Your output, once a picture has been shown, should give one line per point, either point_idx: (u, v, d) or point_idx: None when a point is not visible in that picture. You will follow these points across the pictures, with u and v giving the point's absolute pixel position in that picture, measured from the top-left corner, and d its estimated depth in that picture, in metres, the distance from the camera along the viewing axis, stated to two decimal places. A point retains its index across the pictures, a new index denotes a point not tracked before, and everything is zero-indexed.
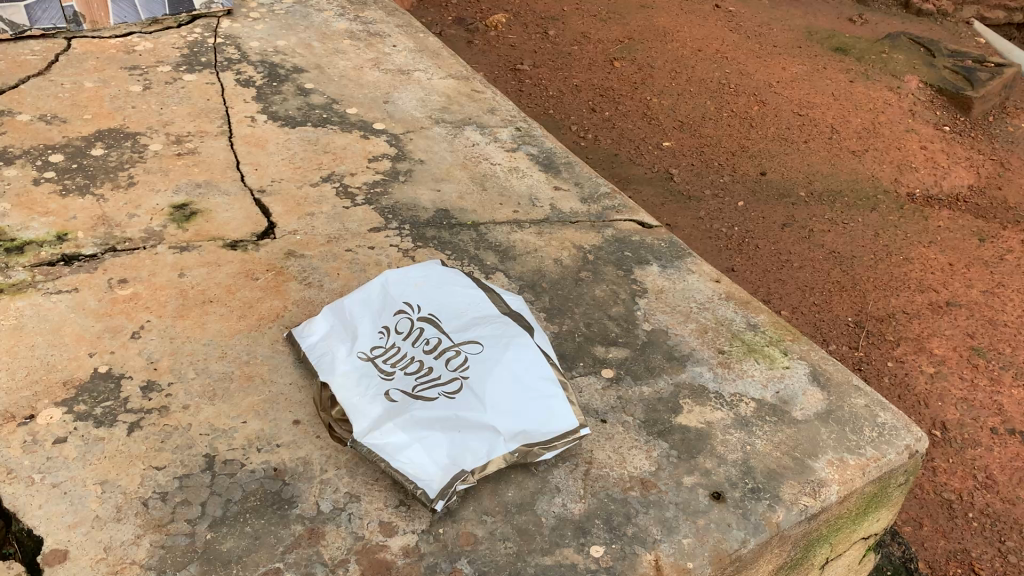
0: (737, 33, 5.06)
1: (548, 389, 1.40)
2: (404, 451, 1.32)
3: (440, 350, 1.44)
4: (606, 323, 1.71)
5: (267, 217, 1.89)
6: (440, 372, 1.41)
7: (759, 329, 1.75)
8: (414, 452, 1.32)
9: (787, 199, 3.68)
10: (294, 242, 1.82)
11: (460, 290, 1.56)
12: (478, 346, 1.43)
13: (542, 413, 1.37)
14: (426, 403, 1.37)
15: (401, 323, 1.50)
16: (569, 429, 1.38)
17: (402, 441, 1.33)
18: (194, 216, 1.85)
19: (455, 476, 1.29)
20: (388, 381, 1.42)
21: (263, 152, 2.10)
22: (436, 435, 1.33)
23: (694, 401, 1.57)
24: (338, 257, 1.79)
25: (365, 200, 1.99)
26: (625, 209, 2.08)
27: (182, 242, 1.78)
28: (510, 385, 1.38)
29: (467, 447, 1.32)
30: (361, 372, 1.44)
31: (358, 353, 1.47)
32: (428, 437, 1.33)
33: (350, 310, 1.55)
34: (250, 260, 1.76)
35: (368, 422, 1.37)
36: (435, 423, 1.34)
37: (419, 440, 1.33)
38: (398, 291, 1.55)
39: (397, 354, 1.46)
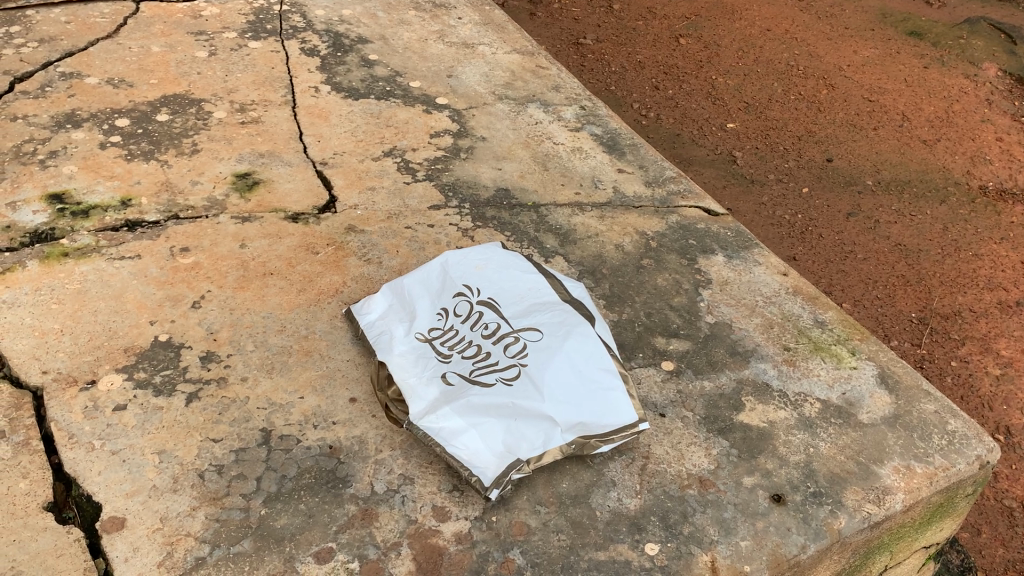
0: (807, 14, 4.91)
1: (608, 380, 1.36)
2: (459, 437, 1.30)
3: (499, 335, 1.42)
4: (667, 313, 1.67)
5: (329, 190, 1.87)
6: (498, 358, 1.38)
7: (827, 327, 1.70)
8: (470, 438, 1.30)
9: (853, 187, 3.58)
10: (354, 217, 1.81)
11: (521, 275, 1.52)
12: (538, 333, 1.40)
13: (601, 407, 1.34)
14: (484, 388, 1.34)
15: (460, 306, 1.48)
16: (628, 422, 1.35)
17: (459, 427, 1.31)
18: (256, 187, 1.85)
19: (510, 465, 1.27)
20: (445, 364, 1.40)
21: (326, 124, 2.08)
22: (492, 422, 1.31)
23: (756, 399, 1.53)
24: (398, 234, 1.78)
25: (426, 176, 1.96)
26: (691, 194, 2.02)
27: (244, 212, 1.78)
28: (569, 375, 1.34)
29: (523, 436, 1.30)
30: (419, 353, 1.42)
31: (416, 334, 1.45)
32: (483, 424, 1.31)
33: (408, 289, 1.53)
34: (311, 233, 1.75)
35: (424, 403, 1.35)
36: (492, 411, 1.32)
37: (475, 427, 1.31)
38: (458, 273, 1.53)
39: (455, 337, 1.44)
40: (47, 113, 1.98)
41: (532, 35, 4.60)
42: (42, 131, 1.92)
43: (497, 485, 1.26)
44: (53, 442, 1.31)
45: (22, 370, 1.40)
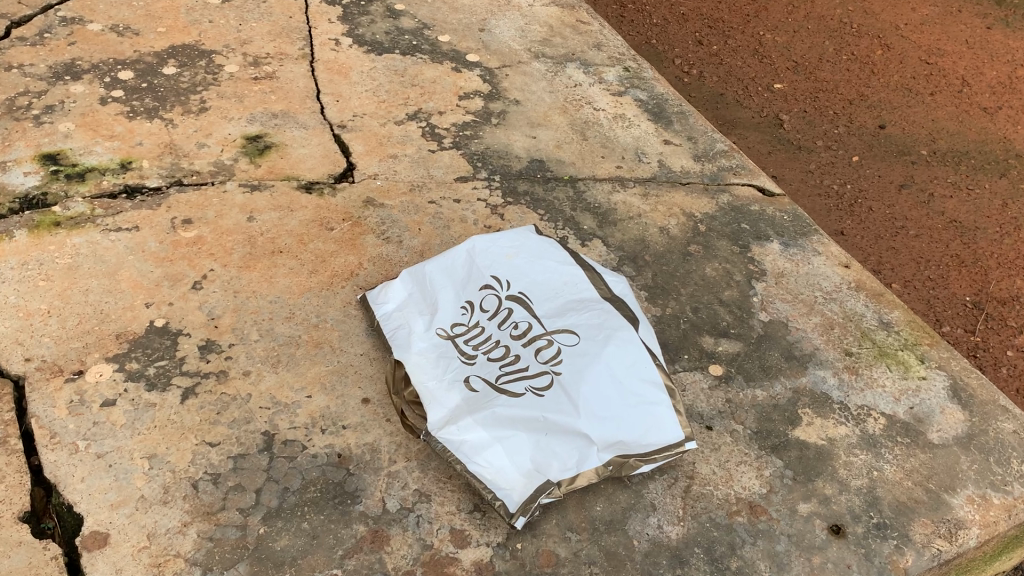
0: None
1: (651, 393, 1.21)
2: (483, 452, 1.16)
3: (530, 337, 1.26)
4: (716, 309, 1.51)
5: (347, 157, 1.71)
6: (529, 365, 1.23)
7: (893, 329, 1.53)
8: (496, 454, 1.15)
9: (907, 157, 3.36)
10: (374, 188, 1.65)
11: (556, 267, 1.37)
12: (574, 337, 1.25)
13: (643, 423, 1.19)
14: (512, 398, 1.20)
15: (487, 300, 1.32)
16: (674, 441, 1.20)
17: (483, 441, 1.16)
18: (268, 151, 1.69)
19: (538, 489, 1.13)
20: (469, 366, 1.25)
21: (346, 81, 1.91)
22: (522, 439, 1.16)
23: (815, 412, 1.37)
24: (420, 209, 1.62)
25: (454, 143, 1.79)
26: (744, 170, 1.84)
27: (253, 180, 1.62)
28: (609, 386, 1.19)
29: (555, 455, 1.15)
30: (440, 352, 1.28)
31: (437, 330, 1.30)
32: (510, 439, 1.16)
33: (430, 278, 1.37)
34: (326, 205, 1.59)
35: (445, 412, 1.20)
36: (520, 425, 1.17)
37: (501, 443, 1.16)
38: (487, 261, 1.37)
39: (480, 336, 1.29)
40: (45, 62, 1.82)
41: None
42: (38, 83, 1.77)
43: (524, 510, 1.12)
44: (33, 442, 1.18)
45: (3, 356, 1.27)
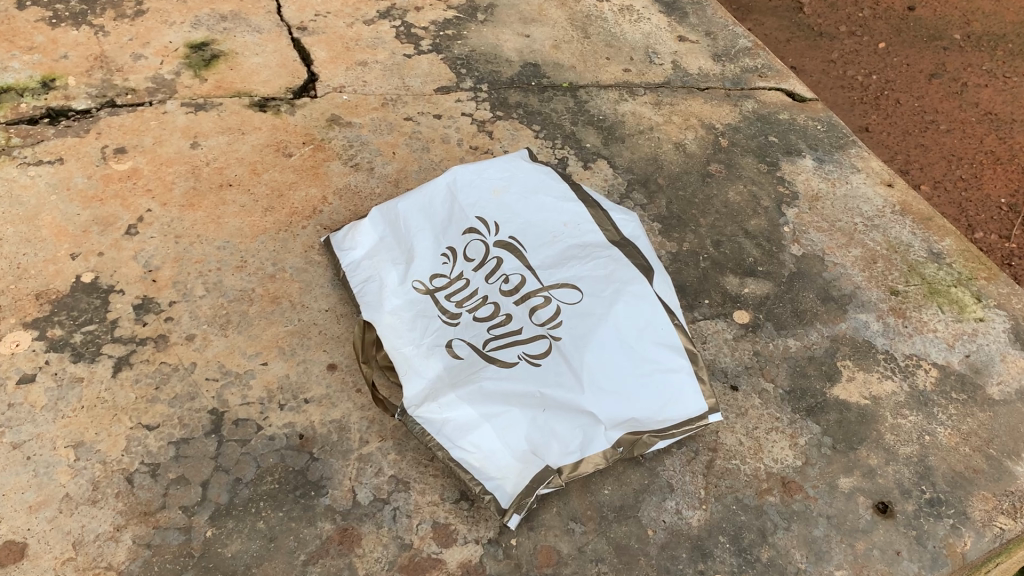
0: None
1: (669, 359, 1.01)
2: (470, 433, 0.97)
3: (524, 294, 1.07)
4: (740, 242, 1.30)
5: (308, 66, 1.47)
6: (522, 327, 1.04)
7: (945, 260, 1.32)
8: (485, 435, 0.96)
9: (939, 42, 3.05)
10: (339, 103, 1.41)
11: (553, 208, 1.16)
12: (576, 294, 1.05)
13: (661, 396, 0.99)
14: (503, 368, 1.01)
15: (473, 248, 1.12)
16: (695, 414, 1.00)
17: (471, 421, 0.97)
18: (215, 61, 1.45)
19: (537, 478, 0.94)
20: (453, 328, 1.06)
21: None
22: (517, 417, 0.97)
23: (857, 364, 1.18)
24: (395, 127, 1.39)
25: (433, 46, 1.54)
26: (771, 72, 1.60)
27: (198, 97, 1.39)
28: (619, 353, 1.00)
29: (556, 436, 0.96)
30: (417, 311, 1.08)
31: (415, 284, 1.10)
32: (502, 418, 0.97)
33: (406, 219, 1.16)
34: (283, 126, 1.36)
35: (424, 385, 1.01)
36: (513, 401, 0.98)
37: (491, 422, 0.97)
38: (471, 200, 1.16)
39: (465, 293, 1.09)
40: None
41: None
42: None
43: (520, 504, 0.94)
44: None
45: None
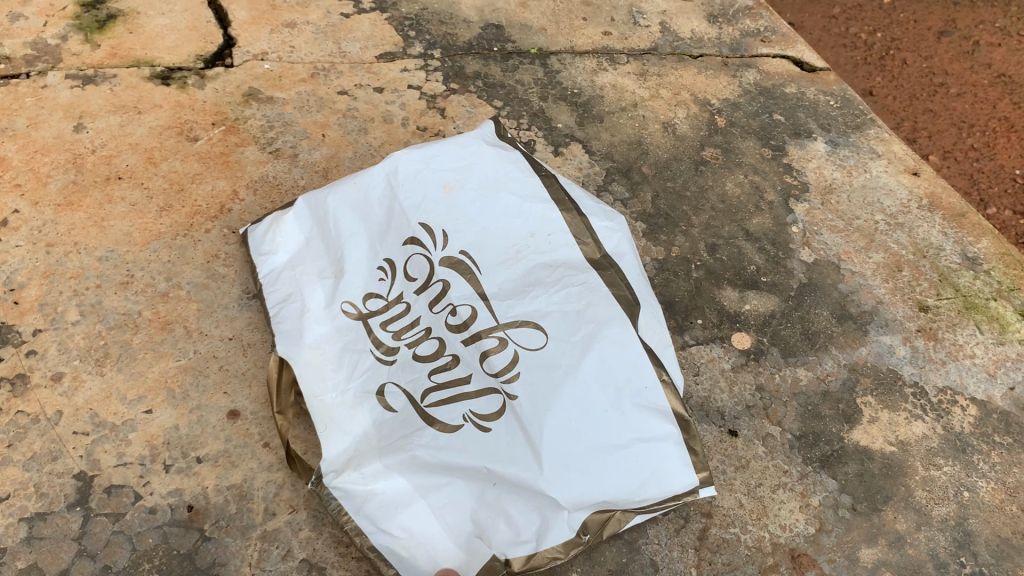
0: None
1: (653, 424, 0.79)
2: (400, 513, 0.77)
3: (475, 328, 0.85)
4: (740, 246, 1.08)
5: (224, 29, 1.23)
6: (469, 375, 0.82)
7: (982, 268, 1.11)
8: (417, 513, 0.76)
9: None
10: (260, 75, 1.17)
11: (514, 215, 0.94)
12: (541, 334, 0.83)
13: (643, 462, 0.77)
14: (445, 431, 0.79)
15: (413, 264, 0.90)
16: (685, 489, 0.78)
17: (403, 495, 0.77)
18: (111, 24, 1.21)
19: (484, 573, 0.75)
20: (385, 368, 0.84)
21: None
22: (454, 496, 0.76)
23: (880, 401, 0.97)
24: (327, 103, 1.15)
25: (377, 4, 1.30)
26: (775, 36, 1.37)
27: (87, 66, 1.15)
28: (589, 413, 0.78)
29: (508, 520, 0.75)
30: (344, 344, 0.87)
31: (342, 306, 0.89)
32: (436, 494, 0.77)
33: (339, 219, 0.94)
34: (190, 103, 1.13)
35: (346, 446, 0.80)
36: (452, 473, 0.77)
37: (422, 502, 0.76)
38: (418, 198, 0.94)
39: (403, 324, 0.87)
40: None
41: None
42: None
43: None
44: None
45: None
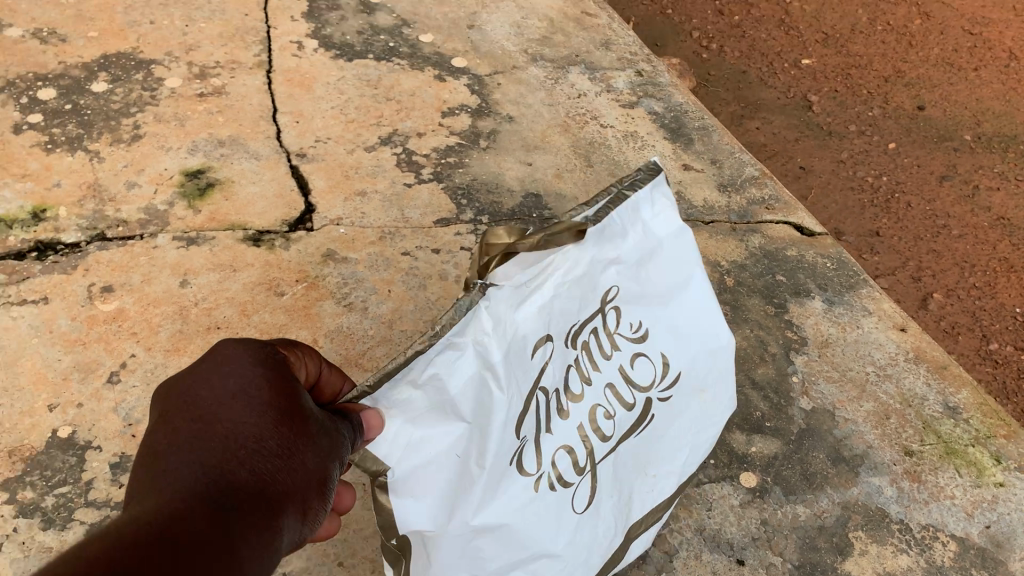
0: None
1: None
2: (525, 294, 0.73)
3: (605, 441, 0.80)
4: (747, 393, 1.25)
5: (305, 195, 1.44)
6: (581, 414, 0.78)
7: (961, 416, 1.26)
8: (482, 383, 0.69)
9: (948, 143, 3.02)
10: (335, 237, 1.38)
11: (681, 451, 0.89)
12: (610, 498, 0.82)
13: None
14: (536, 448, 0.75)
15: (645, 364, 0.83)
16: None
17: (531, 316, 0.73)
18: (211, 191, 1.42)
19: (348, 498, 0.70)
20: (569, 350, 0.77)
21: (308, 96, 1.63)
22: (479, 447, 0.70)
23: (870, 536, 1.11)
24: (392, 263, 1.35)
25: (433, 175, 1.52)
26: (778, 204, 1.57)
27: (192, 229, 1.36)
28: (566, 557, 0.77)
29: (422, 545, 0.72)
30: (579, 292, 0.77)
31: (602, 286, 0.79)
32: (495, 398, 0.70)
33: (655, 298, 0.84)
34: (277, 263, 1.33)
35: (536, 306, 0.73)
36: (512, 426, 0.72)
37: (474, 398, 0.69)
38: (705, 363, 0.88)
39: (623, 352, 0.82)
40: None
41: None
42: None
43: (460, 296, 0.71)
44: None
45: None
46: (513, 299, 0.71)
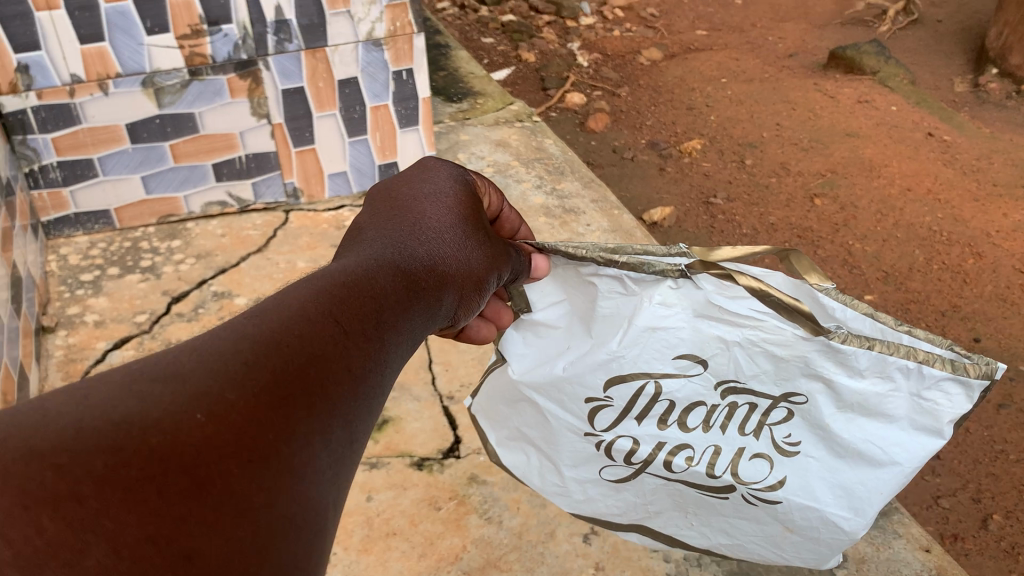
0: (965, 197, 4.24)
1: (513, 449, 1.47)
2: (713, 320, 1.23)
3: (707, 450, 1.31)
4: None
5: (454, 430, 1.93)
6: (683, 433, 1.31)
7: None
8: (634, 339, 1.29)
9: (1006, 373, 3.31)
10: (477, 463, 1.85)
11: (718, 513, 1.39)
12: (670, 472, 1.35)
13: (500, 434, 1.47)
14: (658, 402, 1.31)
15: (783, 445, 1.28)
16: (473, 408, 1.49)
17: (715, 331, 1.23)
18: (386, 425, 1.93)
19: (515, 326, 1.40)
20: (755, 386, 1.25)
21: (455, 350, 2.14)
22: (583, 376, 1.33)
23: None
24: (520, 485, 1.81)
25: None
26: None
27: (373, 456, 1.86)
28: (581, 450, 1.40)
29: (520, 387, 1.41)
30: (793, 369, 1.22)
31: (821, 383, 1.22)
32: (626, 354, 1.29)
33: (851, 432, 1.23)
34: (435, 484, 1.80)
35: (766, 337, 1.21)
36: (624, 388, 1.31)
37: (611, 349, 1.30)
38: (799, 519, 1.32)
39: (761, 440, 1.28)
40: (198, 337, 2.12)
41: (632, 197, 4.22)
42: None
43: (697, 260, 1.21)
44: None
45: None
46: (771, 317, 1.19)
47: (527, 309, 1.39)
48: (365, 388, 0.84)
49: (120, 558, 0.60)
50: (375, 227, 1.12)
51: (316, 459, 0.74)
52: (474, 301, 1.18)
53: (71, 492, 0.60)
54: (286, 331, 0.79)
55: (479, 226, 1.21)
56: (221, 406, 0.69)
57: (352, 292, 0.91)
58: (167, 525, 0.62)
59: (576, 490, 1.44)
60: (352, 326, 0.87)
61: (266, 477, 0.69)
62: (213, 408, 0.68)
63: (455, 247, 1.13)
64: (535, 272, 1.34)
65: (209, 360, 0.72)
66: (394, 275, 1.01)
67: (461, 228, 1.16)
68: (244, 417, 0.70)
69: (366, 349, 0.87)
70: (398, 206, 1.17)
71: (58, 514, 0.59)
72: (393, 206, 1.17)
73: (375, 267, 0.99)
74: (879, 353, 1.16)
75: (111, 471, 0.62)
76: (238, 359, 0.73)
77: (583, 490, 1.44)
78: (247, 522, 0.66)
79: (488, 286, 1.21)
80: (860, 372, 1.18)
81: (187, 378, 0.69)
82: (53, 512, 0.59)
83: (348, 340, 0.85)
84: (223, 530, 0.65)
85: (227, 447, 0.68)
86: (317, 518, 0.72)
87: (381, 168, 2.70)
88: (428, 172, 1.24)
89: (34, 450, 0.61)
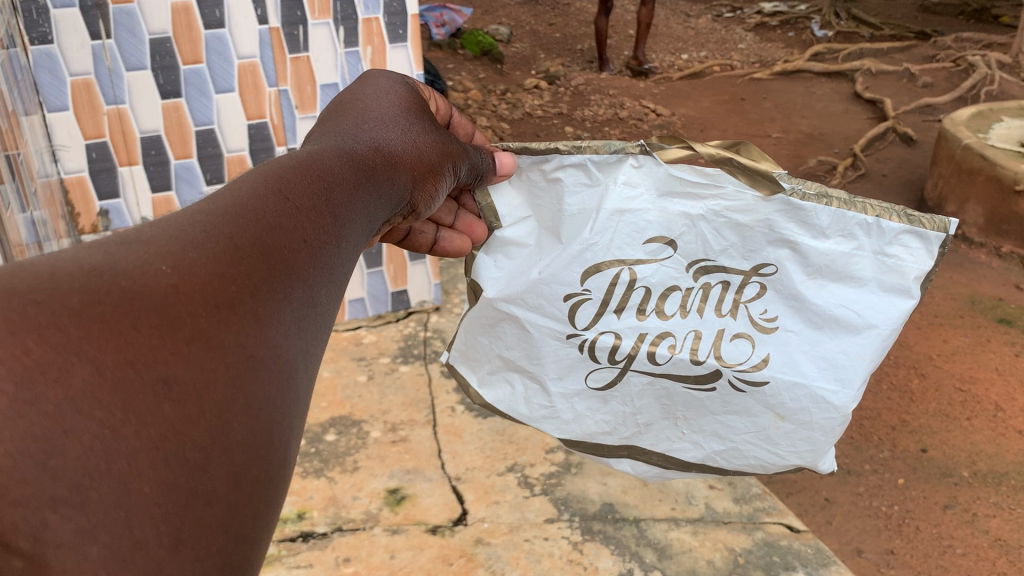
0: (910, 326, 4.64)
1: (495, 381, 1.71)
2: (677, 198, 1.50)
3: (685, 332, 1.56)
4: None
5: (462, 504, 2.28)
6: (662, 320, 1.56)
7: None
8: (604, 225, 1.54)
9: (949, 477, 3.56)
10: (482, 529, 2.20)
11: (710, 419, 1.63)
12: (655, 363, 1.58)
13: (482, 373, 1.72)
14: (636, 289, 1.55)
15: (757, 314, 1.53)
16: (451, 358, 1.76)
17: (680, 208, 1.50)
18: (404, 500, 2.29)
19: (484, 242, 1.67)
20: (721, 261, 1.52)
21: (460, 441, 2.52)
22: (560, 274, 1.57)
23: None
24: (518, 545, 2.15)
25: (542, 490, 2.35)
26: (775, 510, 2.34)
27: (394, 524, 2.20)
28: (566, 357, 1.63)
29: (493, 311, 1.65)
30: (758, 239, 1.49)
31: (787, 254, 1.49)
32: (599, 241, 1.54)
33: (826, 300, 1.49)
34: (447, 544, 2.14)
35: (733, 206, 1.48)
36: (600, 277, 1.56)
37: (585, 239, 1.55)
38: (788, 400, 1.54)
39: (739, 319, 1.54)
40: None
41: None
42: None
43: (659, 138, 1.48)
44: None
45: None
46: (725, 184, 1.48)
47: (498, 224, 1.65)
48: (321, 254, 0.94)
49: (103, 378, 0.63)
50: (326, 129, 1.29)
51: (278, 311, 0.83)
52: (428, 188, 1.39)
53: (52, 322, 0.63)
54: (241, 207, 0.90)
55: (428, 125, 1.44)
56: (184, 262, 0.78)
57: (301, 176, 1.02)
58: (142, 352, 0.67)
59: (564, 409, 1.68)
60: (303, 200, 0.98)
61: (232, 320, 0.77)
62: (177, 262, 0.77)
63: (402, 142, 1.33)
64: (502, 169, 1.60)
65: (171, 228, 0.82)
66: (349, 159, 1.17)
67: (408, 123, 1.38)
68: (205, 271, 0.78)
69: (319, 221, 0.97)
70: (343, 110, 1.38)
71: (41, 339, 0.61)
72: (343, 112, 1.37)
73: (330, 154, 1.14)
74: (837, 209, 1.44)
75: (88, 307, 0.66)
76: (198, 229, 0.83)
77: (571, 407, 1.67)
78: (217, 356, 0.73)
79: (442, 176, 1.43)
80: (824, 232, 1.46)
81: (153, 244, 0.78)
82: (38, 340, 0.61)
83: (298, 213, 0.95)
84: (195, 361, 0.71)
85: (193, 293, 0.75)
86: (283, 364, 0.80)
87: (392, 295, 3.11)
88: (374, 81, 1.49)
89: (12, 288, 0.63)
